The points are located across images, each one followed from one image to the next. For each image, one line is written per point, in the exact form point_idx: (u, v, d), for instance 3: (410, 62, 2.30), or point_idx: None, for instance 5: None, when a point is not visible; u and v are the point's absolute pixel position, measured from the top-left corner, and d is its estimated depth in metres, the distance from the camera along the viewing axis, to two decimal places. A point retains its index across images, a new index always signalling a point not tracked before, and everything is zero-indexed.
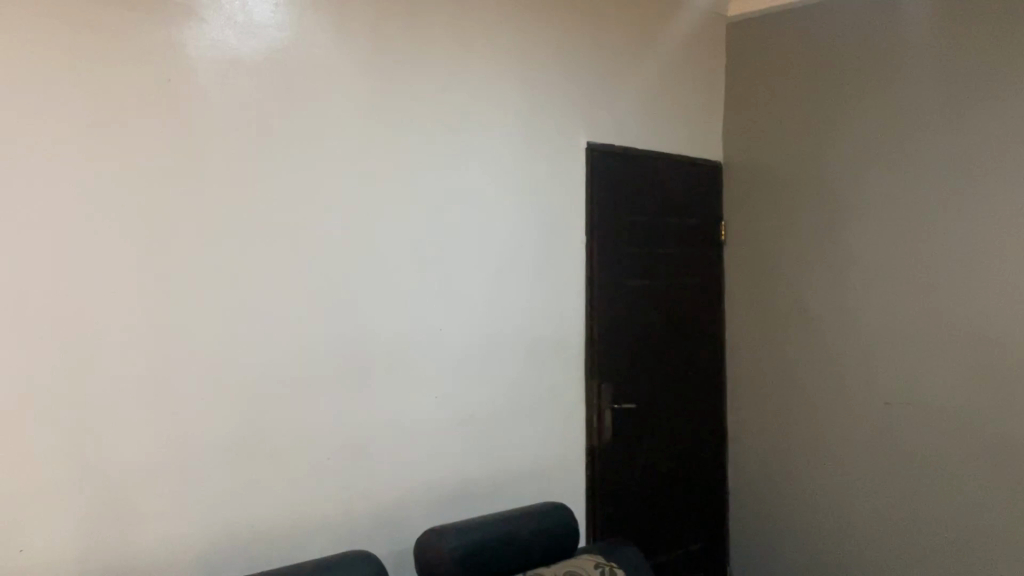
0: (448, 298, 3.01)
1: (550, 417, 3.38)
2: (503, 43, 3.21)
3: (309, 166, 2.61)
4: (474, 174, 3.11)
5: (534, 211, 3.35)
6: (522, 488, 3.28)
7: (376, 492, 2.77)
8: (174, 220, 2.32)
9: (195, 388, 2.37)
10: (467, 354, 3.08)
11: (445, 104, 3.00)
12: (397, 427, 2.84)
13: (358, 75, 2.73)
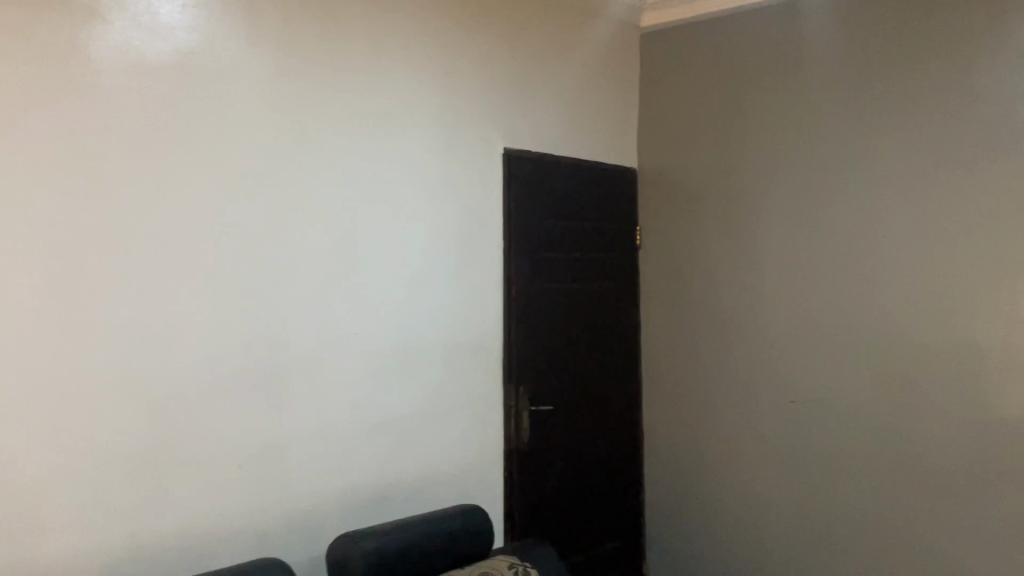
0: (364, 302, 3.01)
1: (470, 412, 3.44)
2: (421, 50, 3.24)
3: (220, 169, 2.58)
4: (390, 179, 3.11)
5: (451, 214, 3.37)
6: (445, 485, 3.32)
7: (291, 499, 2.76)
8: (83, 218, 2.28)
9: (105, 393, 2.32)
10: (386, 357, 3.09)
11: (361, 116, 3.01)
12: (309, 432, 2.82)
13: (268, 85, 2.71)
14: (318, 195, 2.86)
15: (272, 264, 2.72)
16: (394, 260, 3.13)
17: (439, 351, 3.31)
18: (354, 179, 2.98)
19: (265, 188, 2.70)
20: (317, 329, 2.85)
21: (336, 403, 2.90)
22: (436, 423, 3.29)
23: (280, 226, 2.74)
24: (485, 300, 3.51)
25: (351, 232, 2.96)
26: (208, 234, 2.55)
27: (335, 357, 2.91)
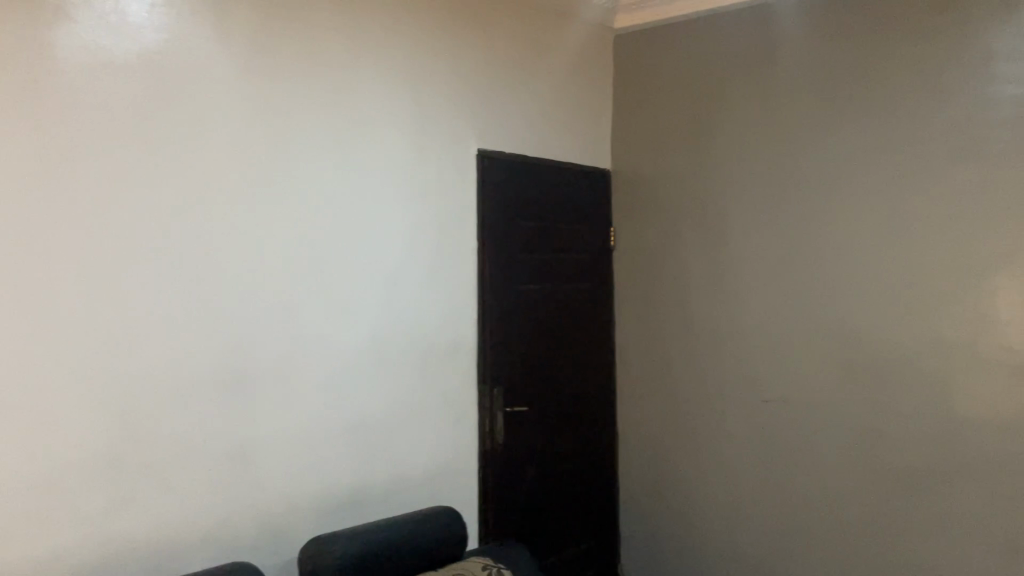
0: (514, 280, 2.84)
1: (602, 402, 3.23)
2: (565, 21, 3.10)
3: (382, 119, 2.40)
4: (538, 151, 2.96)
5: (593, 193, 3.21)
6: (580, 478, 3.10)
7: (436, 486, 2.53)
8: (263, 159, 2.09)
9: (265, 353, 2.09)
10: (527, 333, 2.88)
11: (512, 78, 2.86)
12: (456, 407, 2.62)
13: (428, 36, 2.55)
14: (475, 164, 2.71)
15: (433, 231, 2.56)
16: (542, 237, 2.95)
17: (576, 333, 3.11)
18: (507, 151, 2.82)
19: (430, 151, 2.55)
20: (469, 305, 2.68)
21: (483, 385, 2.70)
22: (572, 409, 3.08)
23: (441, 192, 2.58)
24: (618, 284, 3.31)
25: (504, 205, 2.80)
26: (377, 191, 2.38)
27: (486, 336, 2.72)
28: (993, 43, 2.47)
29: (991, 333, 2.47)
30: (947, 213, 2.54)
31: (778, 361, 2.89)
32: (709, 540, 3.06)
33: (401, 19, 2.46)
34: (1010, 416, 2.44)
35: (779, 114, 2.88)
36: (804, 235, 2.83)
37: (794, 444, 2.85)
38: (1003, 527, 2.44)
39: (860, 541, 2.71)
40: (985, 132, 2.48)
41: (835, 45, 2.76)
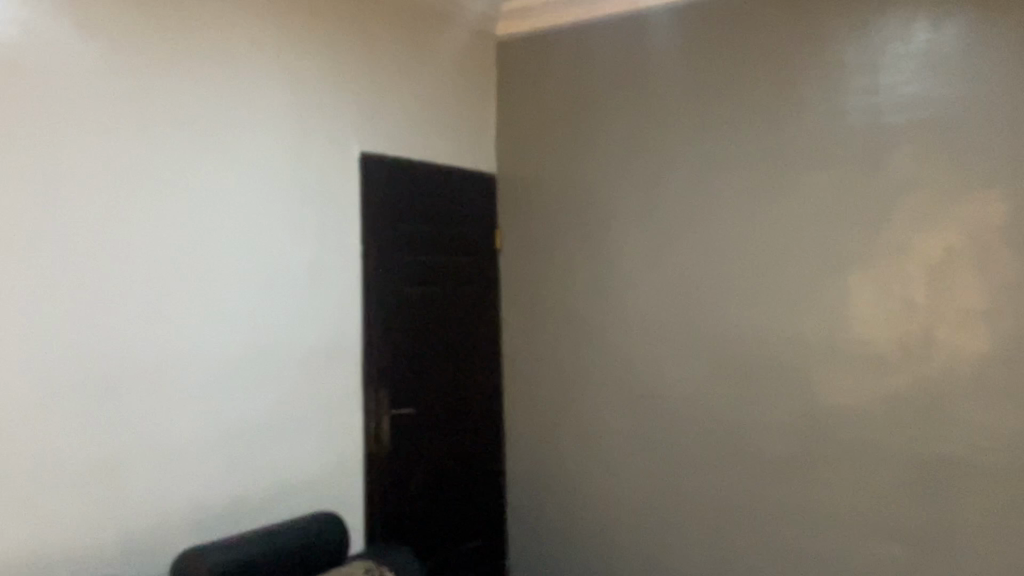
0: (399, 285, 2.83)
1: (489, 406, 3.26)
2: (447, 32, 3.12)
3: (258, 118, 2.35)
4: (421, 156, 2.97)
5: (476, 198, 3.23)
6: (466, 481, 3.11)
7: (316, 496, 2.49)
8: (133, 152, 2.02)
9: (135, 352, 2.01)
10: (411, 338, 2.86)
11: (394, 87, 2.86)
12: (337, 409, 2.58)
13: (306, 41, 2.52)
14: (357, 170, 2.69)
15: (312, 236, 2.52)
16: (427, 242, 2.95)
17: (461, 336, 3.12)
18: (390, 156, 2.81)
19: (308, 156, 2.51)
20: (351, 310, 2.65)
21: (366, 390, 2.68)
22: (458, 413, 3.08)
23: (321, 197, 2.56)
24: (503, 290, 3.34)
25: (387, 211, 2.79)
26: (254, 195, 2.34)
27: (371, 342, 2.70)
28: (844, 58, 2.65)
29: (848, 328, 2.64)
30: (808, 215, 2.70)
31: (654, 358, 2.99)
32: (595, 536, 3.13)
33: (278, 24, 2.43)
34: (865, 405, 2.61)
35: (653, 122, 3.00)
36: (678, 237, 2.94)
37: (670, 437, 2.96)
38: (863, 510, 2.62)
39: (734, 529, 2.84)
40: (840, 140, 2.65)
41: (704, 58, 2.90)
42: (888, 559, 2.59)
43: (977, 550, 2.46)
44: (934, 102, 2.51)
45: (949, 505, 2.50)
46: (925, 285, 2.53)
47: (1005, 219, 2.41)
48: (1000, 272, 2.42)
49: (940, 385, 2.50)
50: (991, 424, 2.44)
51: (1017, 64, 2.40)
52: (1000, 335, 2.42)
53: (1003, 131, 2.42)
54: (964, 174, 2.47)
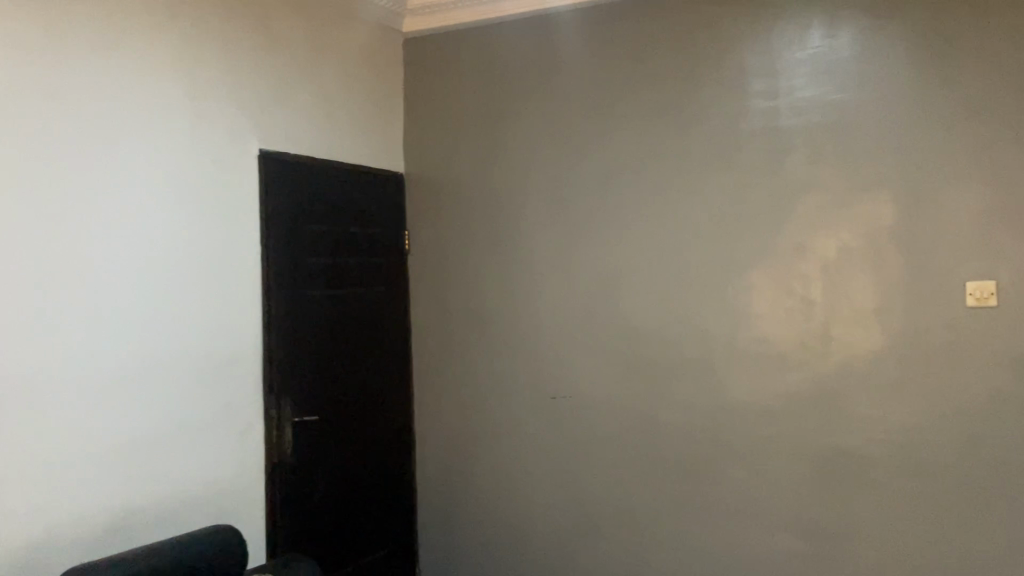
0: (302, 287, 2.74)
1: (398, 410, 3.20)
2: (351, 28, 3.05)
3: (151, 107, 2.24)
4: (324, 154, 2.88)
5: (383, 197, 3.16)
6: (375, 487, 3.04)
7: (213, 508, 2.39)
8: (19, 138, 1.89)
9: (18, 352, 1.88)
10: (315, 341, 2.78)
11: (296, 85, 2.78)
12: (234, 415, 2.48)
13: (204, 33, 2.42)
14: (257, 168, 2.59)
15: (208, 236, 2.42)
16: (332, 243, 2.88)
17: (368, 338, 3.05)
18: (291, 155, 2.72)
19: (203, 152, 2.40)
20: (250, 314, 2.55)
21: (268, 396, 2.59)
22: (365, 417, 3.01)
23: (216, 196, 2.45)
24: (411, 291, 3.29)
25: (290, 211, 2.70)
26: (144, 193, 2.21)
27: (272, 347, 2.61)
28: (744, 61, 2.70)
29: (750, 327, 2.70)
30: (712, 215, 2.75)
31: (563, 359, 2.99)
32: (506, 538, 3.11)
33: (173, 14, 2.31)
34: (767, 401, 2.67)
35: (561, 124, 3.00)
36: (586, 238, 2.95)
37: (579, 437, 2.96)
38: (765, 504, 2.68)
39: (642, 527, 2.87)
40: (741, 143, 2.70)
41: (611, 60, 2.91)
42: (790, 551, 2.65)
43: (870, 539, 2.55)
44: (829, 106, 2.58)
45: (846, 497, 2.58)
46: (822, 283, 2.60)
47: (896, 220, 2.51)
48: (892, 271, 2.51)
49: (837, 381, 2.58)
50: (884, 418, 2.53)
51: (906, 71, 2.49)
52: (892, 332, 2.51)
53: (895, 135, 2.51)
54: (858, 176, 2.55)
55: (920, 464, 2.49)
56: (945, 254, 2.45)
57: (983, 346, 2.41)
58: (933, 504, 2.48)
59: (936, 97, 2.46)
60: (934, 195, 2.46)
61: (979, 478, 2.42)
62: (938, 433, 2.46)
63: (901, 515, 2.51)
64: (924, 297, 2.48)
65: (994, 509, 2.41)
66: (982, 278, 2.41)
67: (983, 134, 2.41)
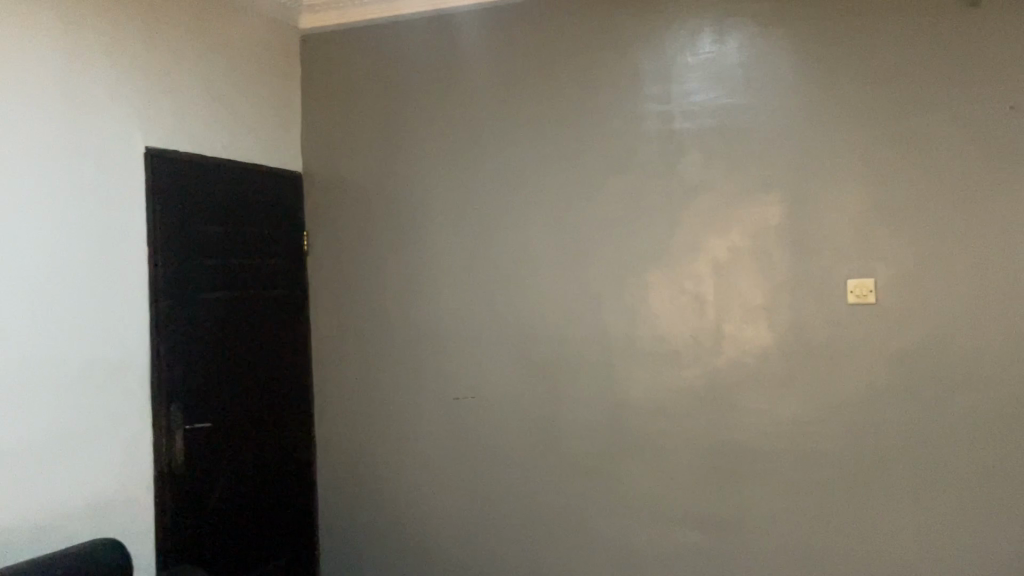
0: (193, 290, 2.64)
1: (297, 415, 3.12)
2: (246, 24, 2.97)
3: (31, 99, 2.12)
4: (217, 152, 2.79)
5: (280, 197, 3.08)
6: (272, 494, 2.97)
7: (97, 520, 2.28)
8: None
9: None
10: (207, 345, 2.68)
11: (187, 81, 2.68)
12: (120, 423, 2.37)
13: (89, 24, 2.31)
14: (143, 167, 2.49)
15: (91, 237, 2.30)
16: (226, 244, 2.79)
17: (264, 342, 2.97)
18: (182, 153, 2.63)
19: (85, 148, 2.29)
20: (137, 319, 2.45)
21: (157, 403, 2.49)
22: (262, 423, 2.93)
23: (100, 195, 2.34)
24: (309, 293, 3.22)
25: (180, 211, 2.60)
26: (21, 192, 2.09)
27: (160, 353, 2.51)
28: (639, 65, 2.76)
29: (646, 325, 2.76)
30: (609, 217, 2.79)
31: (464, 360, 2.99)
32: (407, 541, 3.09)
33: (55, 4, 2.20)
34: (663, 398, 2.74)
35: (461, 125, 2.99)
36: (486, 238, 2.96)
37: (481, 437, 2.96)
38: (660, 498, 2.75)
39: (543, 525, 2.89)
40: (638, 145, 2.76)
41: (511, 61, 2.92)
42: (684, 543, 2.73)
43: (761, 529, 2.64)
44: (720, 110, 2.66)
45: (737, 489, 2.66)
46: (714, 282, 2.68)
47: (783, 221, 2.60)
48: (779, 270, 2.61)
49: (729, 377, 2.66)
50: (773, 412, 2.62)
51: (792, 77, 2.59)
52: (780, 329, 2.61)
53: (782, 138, 2.60)
54: (747, 179, 2.64)
55: (806, 456, 2.59)
56: (828, 254, 2.56)
57: (864, 341, 2.53)
58: (819, 494, 2.58)
59: (819, 104, 2.57)
60: (817, 198, 2.57)
61: (860, 468, 2.54)
62: (822, 425, 2.57)
63: (789, 506, 2.61)
64: (809, 295, 2.58)
65: (874, 497, 2.53)
66: (860, 277, 2.53)
67: (862, 139, 2.53)
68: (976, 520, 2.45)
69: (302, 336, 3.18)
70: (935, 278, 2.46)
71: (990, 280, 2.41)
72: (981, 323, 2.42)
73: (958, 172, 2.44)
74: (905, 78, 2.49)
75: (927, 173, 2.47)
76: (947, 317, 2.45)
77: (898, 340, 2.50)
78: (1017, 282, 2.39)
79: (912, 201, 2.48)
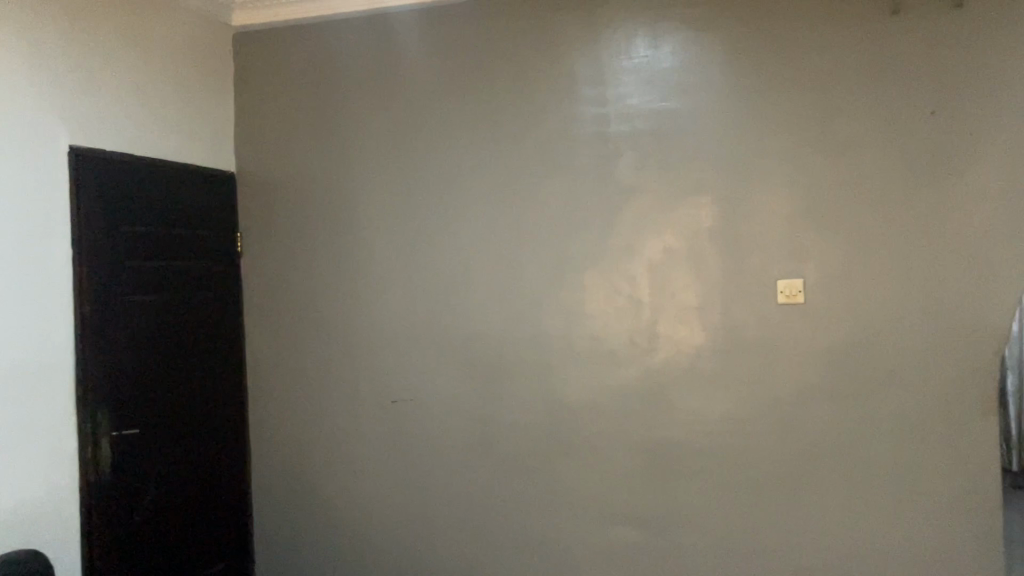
0: (121, 293, 2.57)
1: (230, 419, 3.06)
2: (176, 20, 2.90)
3: None
4: (147, 151, 2.72)
5: (211, 197, 3.01)
6: (205, 500, 2.90)
7: (18, 530, 2.20)
8: None
9: None
10: (136, 350, 2.61)
11: (114, 77, 2.61)
12: (42, 430, 2.29)
13: (11, 17, 2.23)
14: (67, 165, 2.40)
15: (12, 238, 2.22)
16: (154, 245, 2.71)
17: (196, 346, 2.89)
18: (109, 151, 2.55)
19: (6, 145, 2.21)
20: (60, 323, 2.37)
21: (84, 409, 2.41)
22: (194, 429, 2.86)
23: (22, 194, 2.25)
24: (242, 295, 3.15)
25: (107, 212, 2.52)
26: None
27: (85, 357, 2.43)
28: (575, 68, 2.78)
29: (583, 326, 2.78)
30: (545, 217, 2.81)
31: (401, 362, 2.97)
32: (343, 545, 3.05)
33: None
34: (601, 398, 2.76)
35: (398, 125, 2.97)
36: (424, 239, 2.94)
37: (418, 440, 2.95)
38: (596, 496, 2.77)
39: (481, 526, 2.89)
40: (575, 147, 2.78)
41: (447, 61, 2.91)
42: (619, 541, 2.76)
43: (694, 525, 2.69)
44: (655, 114, 2.70)
45: (672, 486, 2.70)
46: (649, 283, 2.71)
47: (716, 223, 2.65)
48: (712, 271, 2.66)
49: (663, 376, 2.70)
50: (707, 410, 2.67)
51: (725, 81, 2.64)
52: (713, 328, 2.66)
53: (715, 141, 2.65)
54: (681, 181, 2.68)
55: (739, 453, 2.64)
56: (758, 253, 2.62)
57: (794, 340, 2.59)
58: (751, 490, 2.64)
59: (750, 108, 2.62)
60: (747, 199, 2.63)
61: (791, 464, 2.60)
62: (753, 423, 2.63)
63: (722, 502, 2.67)
64: (740, 295, 2.64)
65: (801, 493, 2.60)
66: (789, 277, 2.59)
67: (791, 143, 2.59)
68: (901, 513, 2.53)
69: (235, 339, 3.11)
70: (862, 279, 2.54)
71: (913, 280, 2.50)
72: (906, 322, 2.50)
73: (882, 175, 2.52)
74: (832, 83, 2.56)
75: (852, 176, 2.54)
76: (873, 316, 2.53)
77: (827, 339, 2.57)
78: (939, 282, 2.48)
79: (840, 204, 2.55)
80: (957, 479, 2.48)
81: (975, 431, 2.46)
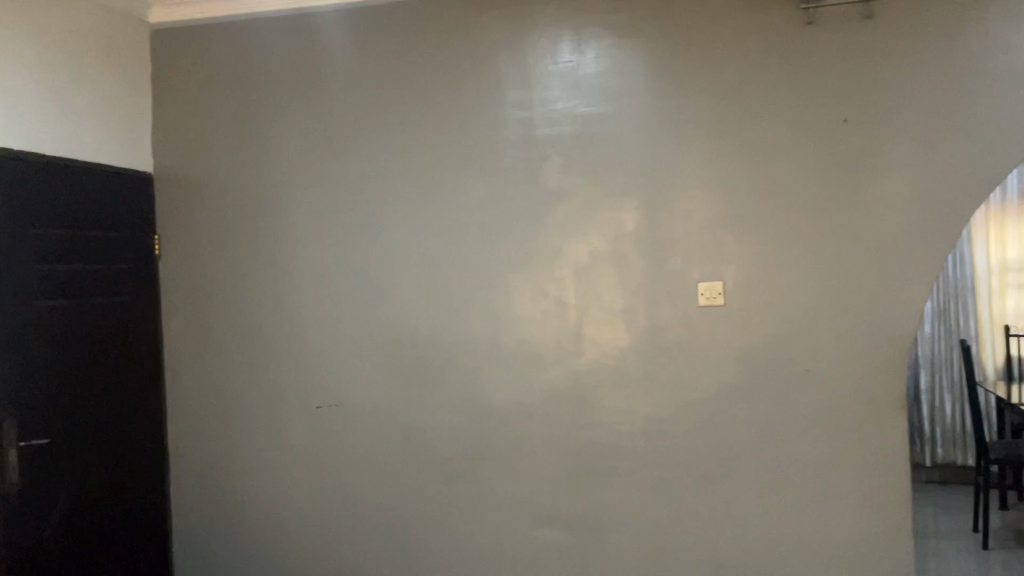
0: (29, 297, 2.46)
1: (148, 427, 2.97)
2: (90, 15, 2.80)
3: None
4: (58, 150, 2.62)
5: (127, 197, 2.91)
6: (121, 511, 2.81)
7: None
8: None
9: None
10: (46, 356, 2.51)
11: (24, 74, 2.51)
12: None
13: None
14: None
15: None
16: (66, 247, 2.61)
17: (111, 350, 2.80)
18: (17, 150, 2.45)
19: None
20: None
21: None
22: (110, 437, 2.76)
23: None
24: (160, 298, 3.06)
25: (14, 214, 2.42)
26: None
27: None
28: (502, 71, 2.79)
29: (509, 328, 2.79)
30: (472, 219, 2.81)
31: (326, 366, 2.92)
32: (266, 554, 2.99)
33: None
34: (527, 400, 2.77)
35: (322, 126, 2.93)
36: (349, 241, 2.91)
37: (344, 445, 2.91)
38: (523, 499, 2.78)
39: (407, 530, 2.87)
40: (501, 150, 2.79)
41: (373, 62, 2.88)
42: (545, 542, 2.77)
43: (619, 525, 2.72)
44: (580, 118, 2.73)
45: (597, 487, 2.73)
46: (575, 285, 2.74)
47: (639, 226, 2.69)
48: (636, 273, 2.70)
49: (589, 378, 2.73)
50: (632, 411, 2.70)
51: (648, 87, 2.69)
52: (637, 330, 2.70)
53: (639, 145, 2.69)
54: (606, 185, 2.71)
55: (663, 452, 2.69)
56: (681, 256, 2.67)
57: (715, 342, 2.65)
58: (674, 489, 2.69)
59: (672, 113, 2.67)
60: (670, 204, 2.67)
61: (713, 463, 2.66)
62: (677, 422, 2.67)
63: (647, 502, 2.70)
64: (664, 297, 2.68)
65: (722, 491, 2.66)
66: (710, 279, 2.65)
67: (712, 148, 2.65)
68: (817, 509, 2.60)
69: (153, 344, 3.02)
70: (780, 281, 2.61)
71: (829, 282, 2.58)
72: (821, 323, 2.58)
73: (799, 180, 2.59)
74: (751, 90, 2.62)
75: (771, 181, 2.61)
76: (791, 318, 2.60)
77: (747, 340, 2.63)
78: (852, 283, 2.56)
79: (759, 208, 2.62)
80: (869, 474, 2.56)
81: (887, 428, 2.55)
